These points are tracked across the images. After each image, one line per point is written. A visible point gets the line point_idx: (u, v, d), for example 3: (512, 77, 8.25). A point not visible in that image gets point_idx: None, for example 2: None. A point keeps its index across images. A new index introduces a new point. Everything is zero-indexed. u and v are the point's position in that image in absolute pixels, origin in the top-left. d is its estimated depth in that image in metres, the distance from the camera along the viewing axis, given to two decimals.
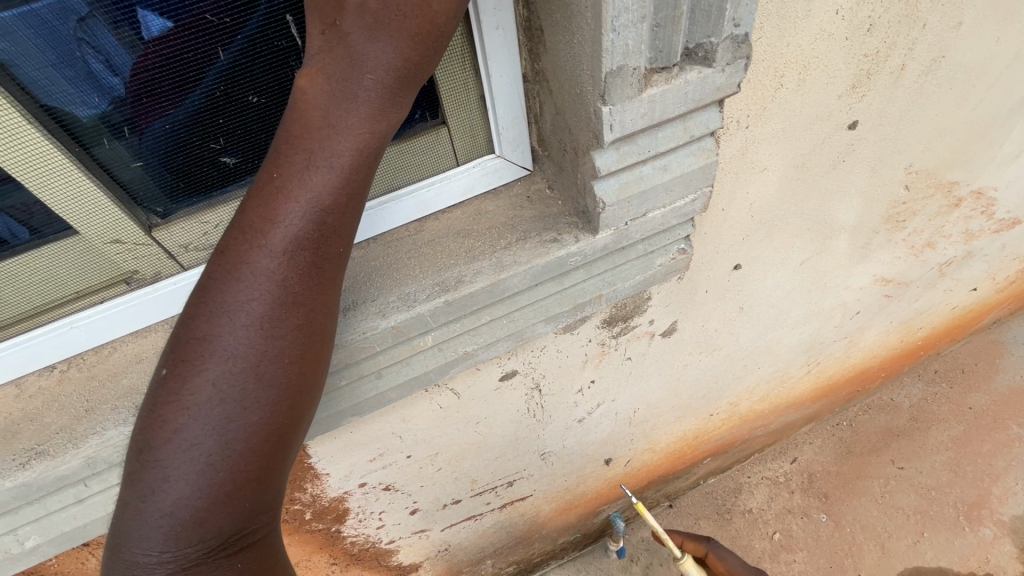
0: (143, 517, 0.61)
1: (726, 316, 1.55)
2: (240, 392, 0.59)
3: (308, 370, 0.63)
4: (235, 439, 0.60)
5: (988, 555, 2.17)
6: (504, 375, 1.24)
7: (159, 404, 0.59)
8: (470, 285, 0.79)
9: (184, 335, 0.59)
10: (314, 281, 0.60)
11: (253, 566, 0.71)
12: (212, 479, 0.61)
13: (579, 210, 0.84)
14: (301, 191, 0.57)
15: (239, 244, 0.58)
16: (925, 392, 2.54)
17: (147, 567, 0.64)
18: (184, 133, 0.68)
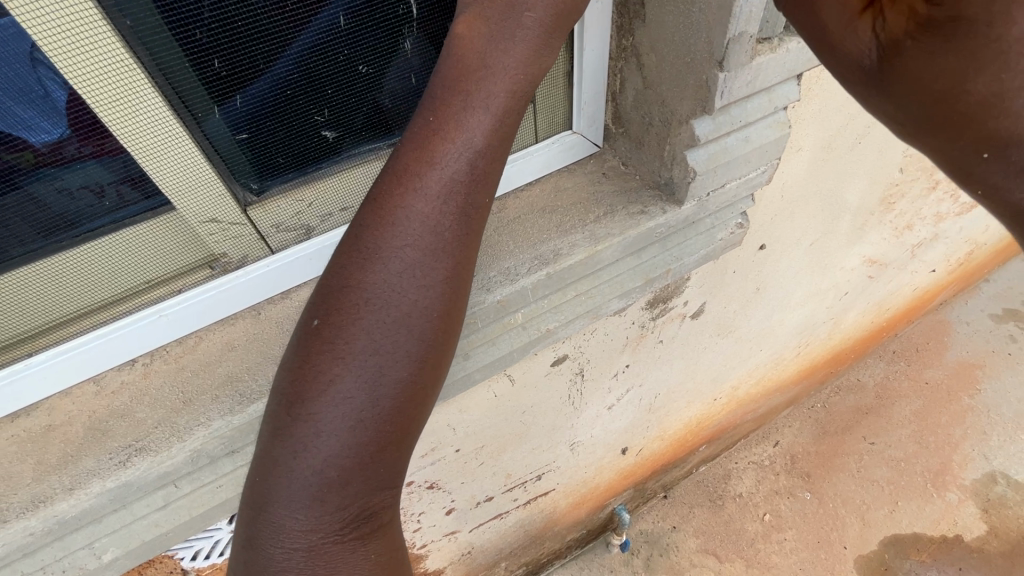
0: (289, 479, 0.58)
1: (744, 297, 1.63)
2: (392, 343, 0.56)
3: (451, 325, 0.60)
4: (384, 396, 0.57)
5: (955, 518, 2.31)
6: (556, 360, 1.24)
7: (311, 354, 0.56)
8: (569, 257, 0.80)
9: (337, 283, 0.56)
10: (463, 229, 0.58)
11: (377, 554, 0.66)
12: (359, 440, 0.57)
13: (661, 181, 0.86)
14: (461, 135, 0.55)
15: (392, 189, 0.56)
16: (887, 370, 2.70)
17: (289, 533, 0.60)
18: (295, 105, 0.65)
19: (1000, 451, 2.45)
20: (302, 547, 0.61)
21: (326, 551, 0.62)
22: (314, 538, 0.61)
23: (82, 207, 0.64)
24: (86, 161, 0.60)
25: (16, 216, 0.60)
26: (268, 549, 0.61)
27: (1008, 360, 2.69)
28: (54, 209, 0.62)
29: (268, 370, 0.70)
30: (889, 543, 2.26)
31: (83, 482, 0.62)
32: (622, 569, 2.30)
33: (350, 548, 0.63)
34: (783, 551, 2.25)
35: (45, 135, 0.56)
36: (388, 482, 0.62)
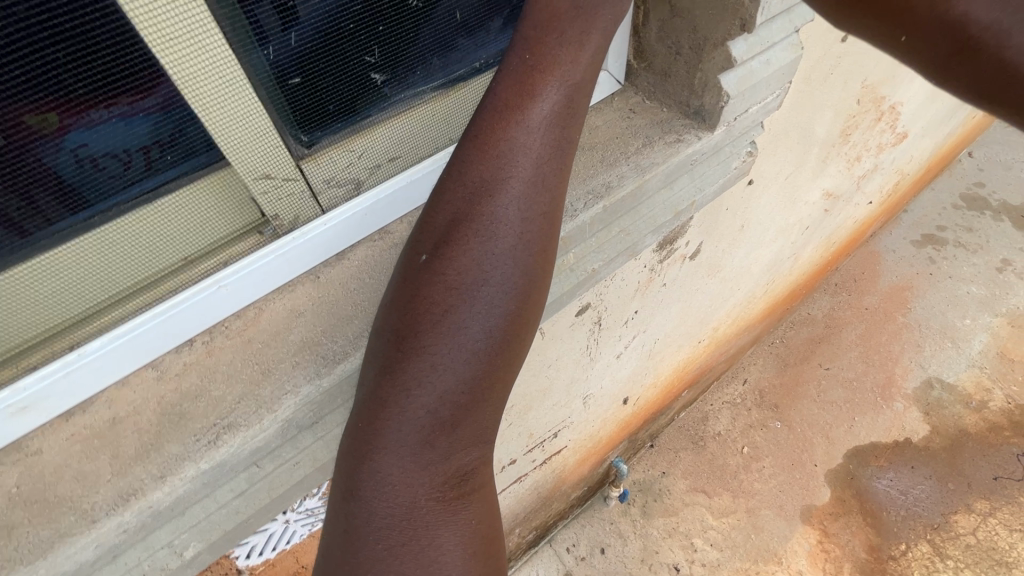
0: (402, 420, 0.57)
1: (731, 236, 1.71)
2: (501, 275, 0.58)
3: (547, 266, 0.62)
4: (497, 328, 0.58)
5: (902, 424, 2.56)
6: (579, 311, 1.26)
7: (423, 288, 0.58)
8: (620, 189, 0.81)
9: (445, 218, 0.59)
10: (558, 163, 0.61)
11: (471, 529, 0.61)
12: (473, 374, 0.58)
13: (691, 110, 0.88)
14: (560, 67, 0.58)
15: (494, 122, 0.58)
16: (832, 302, 2.91)
17: (392, 490, 0.59)
18: (348, 42, 0.61)
19: (933, 360, 2.72)
20: (401, 506, 0.59)
21: (425, 515, 0.59)
22: (415, 496, 0.59)
23: (110, 177, 0.57)
24: (114, 122, 0.53)
25: (42, 195, 0.53)
26: (368, 508, 0.59)
27: (932, 280, 2.96)
28: (83, 180, 0.55)
29: (346, 330, 0.67)
30: (852, 455, 2.48)
31: (174, 468, 0.57)
32: (622, 519, 2.40)
33: (449, 513, 0.61)
34: (763, 478, 2.43)
35: (32, 104, 0.47)
36: (489, 435, 0.62)
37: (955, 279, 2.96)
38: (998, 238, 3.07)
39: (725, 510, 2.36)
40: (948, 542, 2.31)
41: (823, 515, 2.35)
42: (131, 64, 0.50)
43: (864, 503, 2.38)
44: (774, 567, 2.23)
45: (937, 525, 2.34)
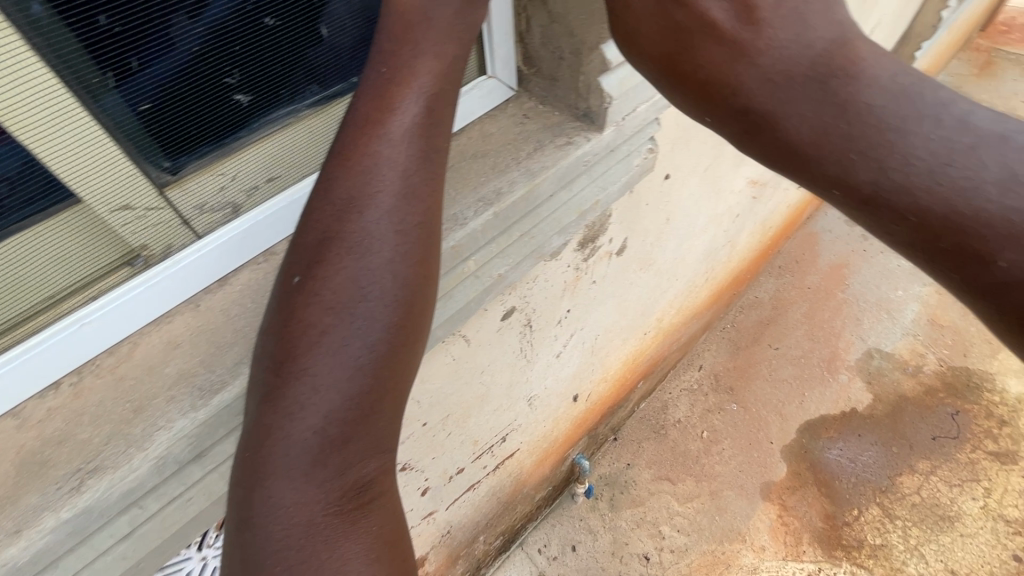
0: (288, 441, 0.58)
1: (658, 229, 1.76)
2: (380, 290, 0.59)
3: (431, 273, 0.64)
4: (379, 341, 0.59)
5: (848, 395, 2.67)
6: (505, 314, 1.27)
7: (299, 310, 0.58)
8: (511, 195, 0.82)
9: (316, 239, 0.60)
10: (428, 173, 0.62)
11: (377, 533, 0.64)
12: (358, 388, 0.59)
13: (580, 112, 0.90)
14: (415, 82, 0.61)
15: (357, 141, 0.60)
16: (778, 284, 3.04)
17: (287, 509, 0.59)
18: (200, 65, 0.59)
19: (872, 332, 2.86)
20: (297, 525, 0.60)
21: (325, 528, 0.61)
22: (312, 512, 0.60)
23: None
24: None
25: None
26: (265, 529, 0.60)
27: (865, 256, 3.11)
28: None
29: (225, 359, 0.65)
30: (804, 429, 2.57)
31: (31, 520, 0.54)
32: (591, 514, 2.42)
33: (348, 524, 0.62)
34: (723, 459, 2.50)
35: None
36: (385, 443, 0.64)
37: (886, 253, 3.12)
38: None
39: (690, 494, 2.42)
40: (897, 503, 2.41)
41: (781, 490, 2.42)
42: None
43: (820, 475, 2.45)
44: (739, 545, 2.31)
45: (885, 488, 2.43)
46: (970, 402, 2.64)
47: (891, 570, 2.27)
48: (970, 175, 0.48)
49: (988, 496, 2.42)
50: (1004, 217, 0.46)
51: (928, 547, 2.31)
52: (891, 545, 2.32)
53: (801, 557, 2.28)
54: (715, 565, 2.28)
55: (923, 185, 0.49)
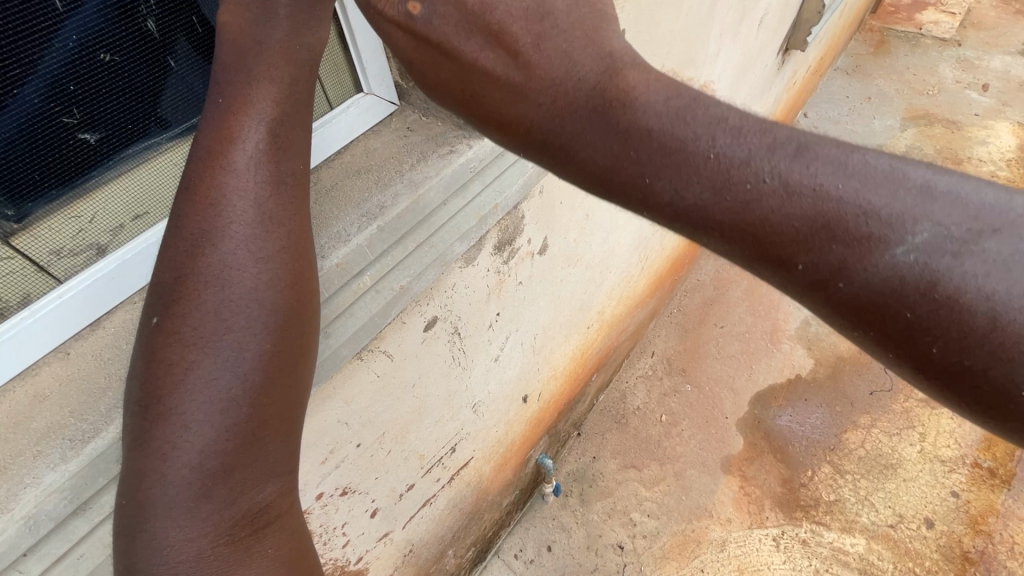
0: (164, 480, 0.59)
1: (579, 225, 1.81)
2: (245, 320, 0.61)
3: (304, 295, 0.66)
4: (250, 370, 0.62)
5: (792, 362, 2.82)
6: (427, 325, 1.28)
7: (161, 351, 0.60)
8: (394, 207, 0.83)
9: (171, 278, 0.61)
10: (284, 198, 0.64)
11: (276, 555, 0.67)
12: (234, 418, 0.61)
13: (461, 120, 0.93)
14: (252, 106, 0.61)
15: (202, 177, 0.61)
16: (717, 267, 3.22)
17: (171, 550, 0.60)
18: (31, 107, 0.58)
19: None
20: (189, 561, 0.61)
21: (216, 562, 0.62)
22: (201, 549, 0.61)
23: None
24: None
25: None
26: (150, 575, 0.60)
27: None
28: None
29: (97, 405, 0.63)
30: (755, 401, 2.69)
31: None
32: (563, 512, 2.45)
33: (245, 550, 0.64)
34: (684, 439, 2.59)
35: None
36: (277, 465, 0.66)
37: None
38: None
39: (656, 478, 2.48)
40: (845, 458, 2.53)
41: (740, 462, 2.51)
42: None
43: (773, 442, 2.57)
44: (707, 521, 2.37)
45: (834, 445, 2.56)
46: None
47: (846, 523, 2.35)
48: (750, 184, 0.47)
49: (924, 440, 2.57)
50: (883, 284, 0.44)
51: (876, 496, 2.42)
52: (843, 499, 2.42)
53: (765, 524, 2.35)
54: (685, 543, 2.32)
55: (715, 204, 0.48)
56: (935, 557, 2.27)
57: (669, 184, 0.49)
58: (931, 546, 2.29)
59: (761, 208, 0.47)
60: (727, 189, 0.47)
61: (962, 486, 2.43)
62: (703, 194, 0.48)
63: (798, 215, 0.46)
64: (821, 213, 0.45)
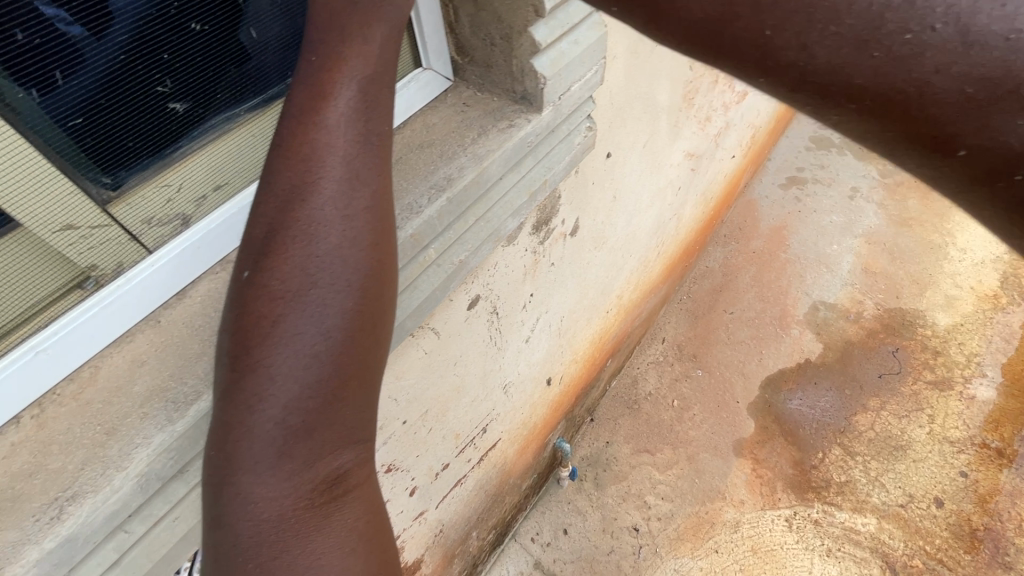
0: (253, 435, 0.58)
1: (607, 206, 1.82)
2: (330, 276, 0.59)
3: (385, 257, 0.64)
4: (334, 327, 0.59)
5: (801, 347, 2.80)
6: (471, 303, 1.30)
7: (251, 303, 0.58)
8: (461, 179, 0.84)
9: (263, 232, 0.60)
10: (371, 156, 0.62)
11: (352, 528, 0.63)
12: (317, 377, 0.58)
13: (518, 95, 0.94)
14: (347, 66, 0.60)
15: (293, 130, 0.60)
16: (725, 255, 3.16)
17: (256, 507, 0.59)
18: (128, 74, 0.58)
19: (815, 286, 2.98)
20: (269, 522, 0.59)
21: (296, 524, 0.60)
22: (283, 509, 0.60)
23: None
24: None
25: None
26: (235, 530, 0.59)
27: (800, 217, 3.27)
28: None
29: (196, 370, 0.64)
30: (766, 385, 2.69)
31: (13, 556, 0.52)
32: (578, 496, 2.48)
33: (320, 519, 0.61)
34: (695, 424, 2.61)
35: None
36: (356, 433, 0.63)
37: (819, 212, 3.28)
38: (844, 172, 3.46)
39: (670, 462, 2.50)
40: (855, 440, 2.54)
41: (752, 445, 2.53)
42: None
43: (784, 426, 2.59)
44: (721, 503, 2.40)
45: (843, 428, 2.58)
46: (908, 338, 2.81)
47: (857, 503, 2.39)
48: (909, 39, 0.41)
49: (933, 421, 2.57)
50: None
51: (887, 476, 2.45)
52: (854, 480, 2.45)
53: (777, 505, 2.39)
54: (700, 525, 2.35)
55: (860, 65, 0.43)
56: (944, 535, 2.32)
57: (798, 44, 0.44)
58: (941, 525, 2.33)
59: (921, 71, 0.41)
60: (875, 43, 0.42)
61: (970, 466, 2.46)
62: (842, 54, 0.43)
63: (970, 77, 0.40)
64: (1004, 69, 0.39)
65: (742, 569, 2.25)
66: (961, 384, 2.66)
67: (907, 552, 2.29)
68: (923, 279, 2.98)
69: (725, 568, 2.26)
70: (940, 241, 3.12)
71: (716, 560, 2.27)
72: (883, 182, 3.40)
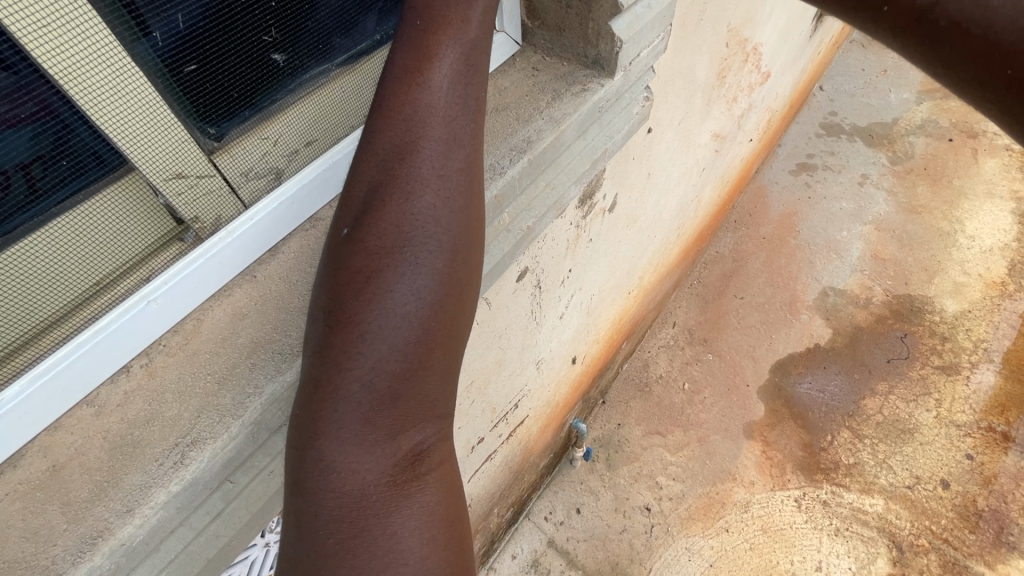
0: (342, 400, 0.50)
1: (642, 184, 1.82)
2: (424, 235, 0.52)
3: (477, 225, 0.56)
4: (427, 292, 0.52)
5: (811, 332, 2.80)
6: (519, 276, 1.29)
7: (344, 258, 0.51)
8: (540, 142, 0.85)
9: (361, 188, 0.53)
10: (471, 113, 0.55)
11: (433, 513, 0.54)
12: (408, 344, 0.51)
13: (590, 59, 0.93)
14: (453, 27, 0.52)
15: (395, 77, 0.52)
16: (735, 239, 3.11)
17: (338, 478, 0.52)
18: (239, 18, 0.57)
19: (824, 272, 2.98)
20: (350, 492, 0.52)
21: (377, 502, 0.52)
22: (364, 484, 0.52)
23: None
24: None
25: None
26: (316, 502, 0.52)
27: (811, 203, 3.24)
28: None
29: (298, 324, 0.64)
30: (775, 368, 2.69)
31: (141, 499, 0.53)
32: (590, 476, 2.46)
33: (400, 497, 0.53)
34: (706, 407, 2.59)
35: None
36: (442, 407, 0.56)
37: (829, 199, 3.25)
38: (856, 158, 3.43)
39: (681, 443, 2.50)
40: (863, 424, 2.56)
41: (762, 428, 2.53)
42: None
43: (794, 409, 2.59)
44: (731, 483, 2.41)
45: (852, 412, 2.59)
46: (916, 324, 2.83)
47: (866, 485, 2.42)
48: None
49: (939, 406, 2.61)
50: None
51: (894, 459, 2.48)
52: (862, 462, 2.48)
53: (787, 486, 2.40)
54: (710, 505, 2.36)
55: None
56: (950, 515, 2.37)
57: None
58: (946, 506, 2.38)
59: None
60: None
61: (975, 449, 2.50)
62: None
63: None
64: None
65: (751, 547, 2.27)
66: (968, 369, 2.69)
67: (914, 531, 2.33)
68: (931, 266, 3.00)
69: (736, 546, 2.27)
70: (948, 228, 3.13)
71: (726, 539, 2.28)
72: (893, 169, 3.38)
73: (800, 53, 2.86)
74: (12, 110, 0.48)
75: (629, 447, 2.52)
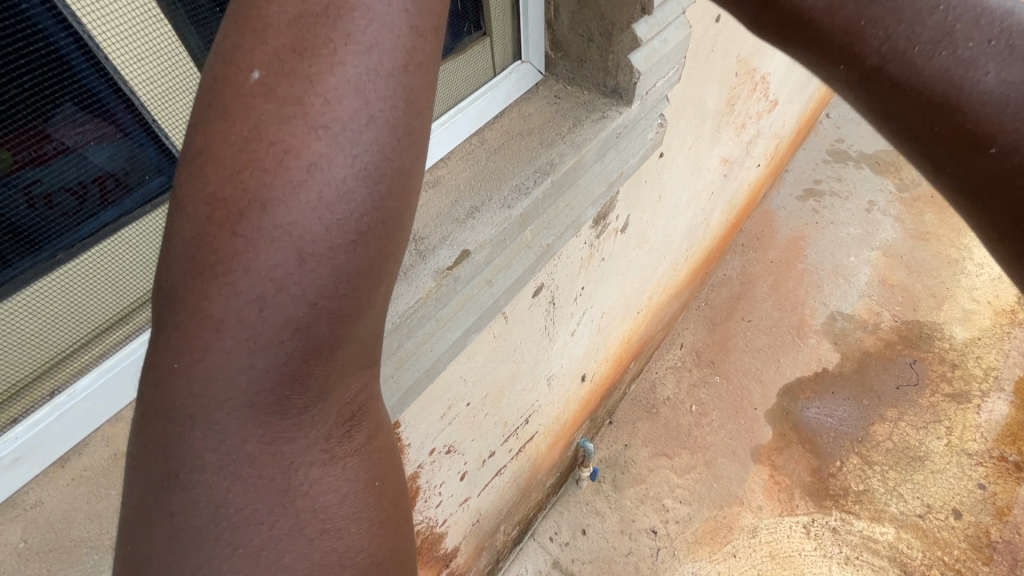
0: (244, 354, 0.37)
1: (653, 207, 1.87)
2: (377, 117, 0.36)
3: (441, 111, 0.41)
4: (379, 200, 0.38)
5: (818, 356, 2.82)
6: (535, 292, 1.34)
7: (253, 124, 0.35)
8: (562, 164, 0.90)
9: (287, 10, 0.36)
10: None
11: (366, 484, 0.45)
12: (350, 275, 0.38)
13: (609, 89, 0.99)
14: None
15: None
16: (743, 262, 3.14)
17: (248, 457, 0.40)
18: None
19: (831, 296, 3.00)
20: (263, 471, 0.41)
21: (300, 486, 0.42)
22: (284, 461, 0.42)
23: (71, 215, 0.60)
24: (69, 156, 0.57)
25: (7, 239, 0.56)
26: (209, 492, 0.39)
27: (818, 228, 3.28)
28: (38, 223, 0.58)
29: None
30: (783, 392, 2.70)
31: None
32: (597, 496, 2.46)
33: (328, 472, 0.43)
34: (713, 429, 2.60)
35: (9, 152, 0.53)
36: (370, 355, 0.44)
37: (836, 224, 3.29)
38: (863, 185, 3.47)
39: (688, 465, 2.50)
40: (873, 450, 2.56)
41: (769, 452, 2.53)
42: (85, 97, 0.56)
43: (802, 433, 2.59)
44: (738, 508, 2.40)
45: (861, 437, 2.59)
46: (924, 350, 2.83)
47: (875, 512, 2.41)
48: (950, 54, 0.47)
49: (950, 434, 2.60)
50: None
51: (904, 487, 2.47)
52: (872, 489, 2.47)
53: (795, 511, 2.39)
54: (717, 529, 2.35)
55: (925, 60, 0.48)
56: (962, 546, 2.34)
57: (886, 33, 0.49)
58: (958, 536, 2.35)
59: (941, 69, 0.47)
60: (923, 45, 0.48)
61: (987, 478, 2.48)
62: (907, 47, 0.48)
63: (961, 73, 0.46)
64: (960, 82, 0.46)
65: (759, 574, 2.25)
66: (978, 398, 2.68)
67: (925, 562, 2.30)
68: (939, 293, 3.02)
69: (743, 572, 2.25)
70: (956, 256, 3.15)
71: (733, 564, 2.27)
72: (900, 196, 3.42)
73: (806, 83, 2.94)
74: (98, 133, 0.58)
75: (635, 467, 2.52)
